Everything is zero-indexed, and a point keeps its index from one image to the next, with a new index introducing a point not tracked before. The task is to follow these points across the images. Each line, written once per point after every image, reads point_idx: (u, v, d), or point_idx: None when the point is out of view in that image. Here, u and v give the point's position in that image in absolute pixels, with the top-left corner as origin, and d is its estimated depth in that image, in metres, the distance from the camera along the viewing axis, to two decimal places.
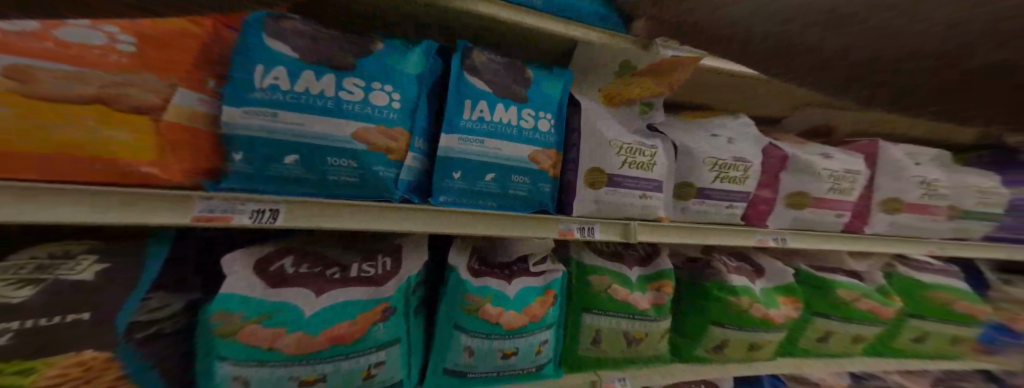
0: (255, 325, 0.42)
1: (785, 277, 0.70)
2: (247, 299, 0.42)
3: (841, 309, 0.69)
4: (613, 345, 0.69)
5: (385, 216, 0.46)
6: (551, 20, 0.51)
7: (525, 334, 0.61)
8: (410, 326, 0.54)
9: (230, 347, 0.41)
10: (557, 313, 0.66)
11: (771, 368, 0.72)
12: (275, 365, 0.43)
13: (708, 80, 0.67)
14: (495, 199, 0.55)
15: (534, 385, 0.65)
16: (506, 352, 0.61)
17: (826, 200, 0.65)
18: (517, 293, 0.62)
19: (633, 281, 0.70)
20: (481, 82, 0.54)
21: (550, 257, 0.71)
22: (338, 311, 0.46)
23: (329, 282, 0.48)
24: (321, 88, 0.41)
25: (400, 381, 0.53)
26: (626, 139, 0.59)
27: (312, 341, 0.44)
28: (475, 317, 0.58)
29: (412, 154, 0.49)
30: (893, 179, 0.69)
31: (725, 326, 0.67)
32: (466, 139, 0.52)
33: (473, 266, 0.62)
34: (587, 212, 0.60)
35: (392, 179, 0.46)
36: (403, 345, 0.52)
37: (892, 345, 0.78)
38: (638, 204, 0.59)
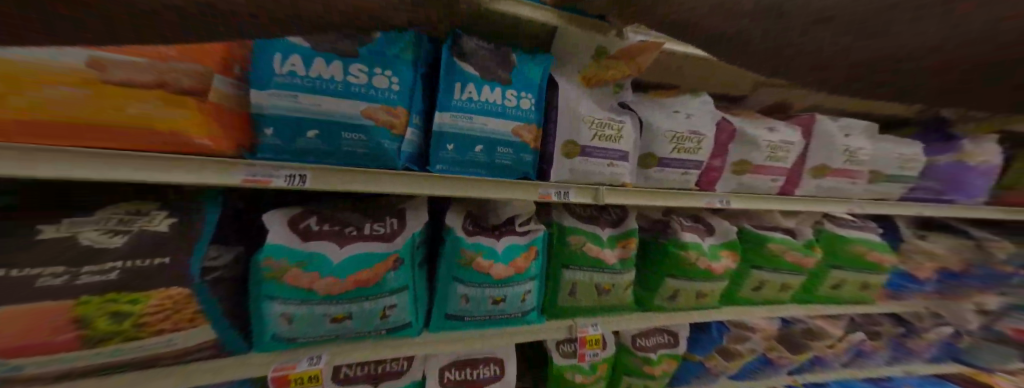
0: (295, 270, 0.53)
1: (728, 235, 0.82)
2: (286, 249, 0.53)
3: (772, 261, 0.83)
4: (586, 295, 0.82)
5: (394, 182, 0.57)
6: (539, 10, 0.58)
7: (511, 284, 0.73)
8: (417, 276, 0.65)
9: (279, 289, 0.52)
10: (538, 267, 0.77)
11: (716, 314, 0.85)
12: (312, 303, 0.55)
13: (668, 63, 0.76)
14: (484, 168, 0.65)
15: (519, 328, 0.78)
16: (496, 299, 0.73)
17: (761, 167, 0.75)
18: (504, 249, 0.73)
19: (604, 240, 0.81)
20: (470, 67, 0.61)
21: (533, 220, 0.81)
22: (359, 260, 0.56)
23: (349, 236, 0.58)
24: (330, 73, 0.49)
25: (410, 323, 0.66)
26: (596, 115, 0.67)
27: (340, 284, 0.55)
28: (470, 269, 0.70)
29: (411, 129, 0.57)
30: (822, 148, 0.79)
31: (677, 277, 0.80)
32: (459, 117, 0.61)
33: (468, 227, 0.73)
34: (564, 178, 0.70)
35: (397, 151, 0.56)
36: (411, 292, 0.64)
37: (816, 292, 0.92)
38: (606, 171, 0.69)
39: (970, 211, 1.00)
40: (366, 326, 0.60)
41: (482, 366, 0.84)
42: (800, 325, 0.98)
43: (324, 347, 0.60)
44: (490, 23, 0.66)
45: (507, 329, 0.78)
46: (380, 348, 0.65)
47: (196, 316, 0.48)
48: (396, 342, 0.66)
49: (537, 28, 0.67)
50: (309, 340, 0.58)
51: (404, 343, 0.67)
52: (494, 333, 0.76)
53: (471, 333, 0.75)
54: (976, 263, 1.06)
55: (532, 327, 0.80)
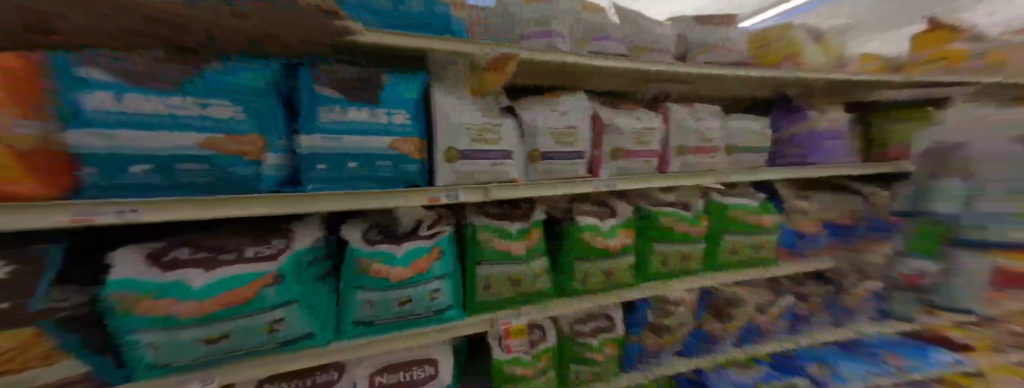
0: (150, 299, 0.54)
1: (625, 215, 0.94)
2: (143, 281, 0.54)
3: (665, 234, 0.97)
4: (500, 288, 0.83)
5: (248, 206, 0.56)
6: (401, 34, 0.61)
7: (412, 284, 0.74)
8: (305, 290, 0.67)
9: (132, 320, 0.54)
10: (445, 266, 0.79)
11: (628, 293, 0.93)
12: (177, 328, 0.56)
13: (533, 70, 0.83)
14: (365, 180, 0.65)
15: (436, 327, 0.79)
16: (401, 300, 0.74)
17: (631, 152, 0.86)
18: (406, 251, 0.74)
19: (513, 234, 0.82)
20: (329, 89, 0.62)
21: (436, 223, 0.82)
22: (229, 282, 0.59)
23: (214, 261, 0.59)
24: (158, 108, 0.49)
25: (307, 334, 0.69)
26: (475, 121, 0.70)
27: (207, 306, 0.57)
28: (369, 275, 0.71)
29: (271, 149, 0.59)
30: (677, 132, 0.93)
31: (581, 260, 0.88)
32: (324, 133, 0.61)
33: (367, 237, 0.74)
34: (449, 183, 0.70)
35: (255, 174, 0.58)
36: (301, 304, 0.66)
37: (720, 258, 1.07)
38: (490, 170, 0.72)
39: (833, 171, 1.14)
40: (251, 343, 0.63)
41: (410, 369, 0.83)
42: (720, 295, 1.19)
43: (209, 369, 0.62)
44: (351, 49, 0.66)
45: (423, 331, 0.78)
46: (272, 366, 0.66)
47: (51, 353, 0.52)
48: (293, 356, 0.68)
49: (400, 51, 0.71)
50: (184, 364, 0.60)
51: (304, 357, 0.69)
52: (405, 337, 0.76)
53: (377, 338, 0.75)
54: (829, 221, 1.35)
55: (455, 327, 0.80)
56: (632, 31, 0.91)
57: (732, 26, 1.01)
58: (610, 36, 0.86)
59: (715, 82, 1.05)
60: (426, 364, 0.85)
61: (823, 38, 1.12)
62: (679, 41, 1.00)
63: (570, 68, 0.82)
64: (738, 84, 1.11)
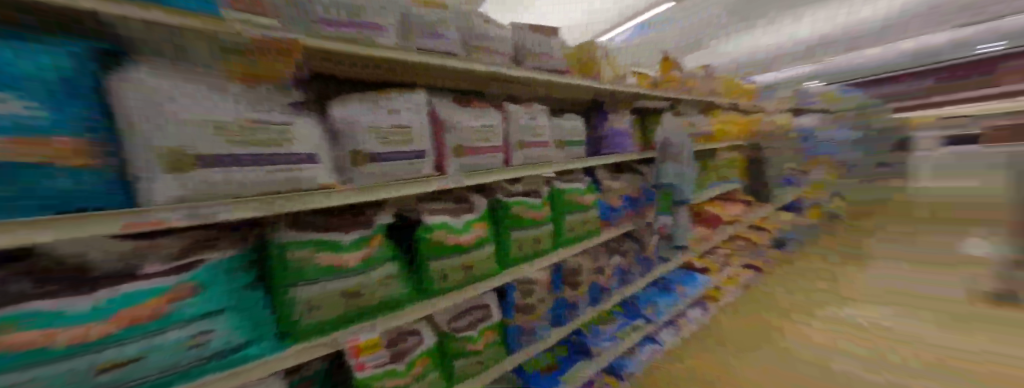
0: (313, 254, 0.69)
1: (575, 184, 1.42)
2: (303, 242, 0.68)
3: (609, 193, 1.60)
4: (528, 246, 1.20)
5: (347, 198, 0.71)
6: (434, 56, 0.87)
7: (474, 249, 1.00)
8: (398, 253, 0.89)
9: (297, 275, 0.67)
10: (489, 233, 1.08)
11: (571, 246, 1.38)
12: (329, 282, 0.71)
13: (460, 79, 1.12)
14: (403, 172, 0.83)
15: (490, 281, 1.07)
16: (467, 264, 0.99)
17: (571, 137, 1.44)
18: (466, 221, 1.00)
19: (533, 204, 1.22)
20: (367, 105, 0.78)
21: (474, 202, 1.09)
22: (359, 242, 0.77)
23: (337, 227, 0.76)
24: (228, 124, 0.54)
25: (404, 290, 0.87)
26: (473, 125, 1.02)
27: (350, 261, 0.74)
28: (445, 244, 0.93)
29: (324, 149, 0.70)
30: (579, 122, 1.51)
31: (568, 213, 1.37)
32: (366, 138, 0.76)
33: (429, 210, 0.95)
34: (456, 170, 0.98)
35: (311, 174, 0.65)
36: (398, 265, 0.86)
37: (605, 216, 1.58)
38: (489, 161, 1.07)
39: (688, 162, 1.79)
40: (369, 301, 0.79)
41: (473, 312, 1.08)
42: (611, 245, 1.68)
43: (339, 327, 0.74)
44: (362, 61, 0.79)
45: (480, 281, 1.04)
46: (368, 326, 0.78)
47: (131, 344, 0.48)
48: (388, 314, 0.83)
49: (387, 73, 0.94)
50: (326, 319, 0.71)
51: (392, 316, 0.84)
52: (468, 288, 1.01)
53: (449, 292, 0.96)
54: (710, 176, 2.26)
55: (495, 277, 1.09)
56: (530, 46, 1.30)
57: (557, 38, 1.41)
58: (498, 50, 1.18)
59: (572, 89, 1.51)
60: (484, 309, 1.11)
61: (614, 57, 1.70)
62: (517, 47, 1.28)
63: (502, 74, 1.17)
64: (568, 90, 1.53)
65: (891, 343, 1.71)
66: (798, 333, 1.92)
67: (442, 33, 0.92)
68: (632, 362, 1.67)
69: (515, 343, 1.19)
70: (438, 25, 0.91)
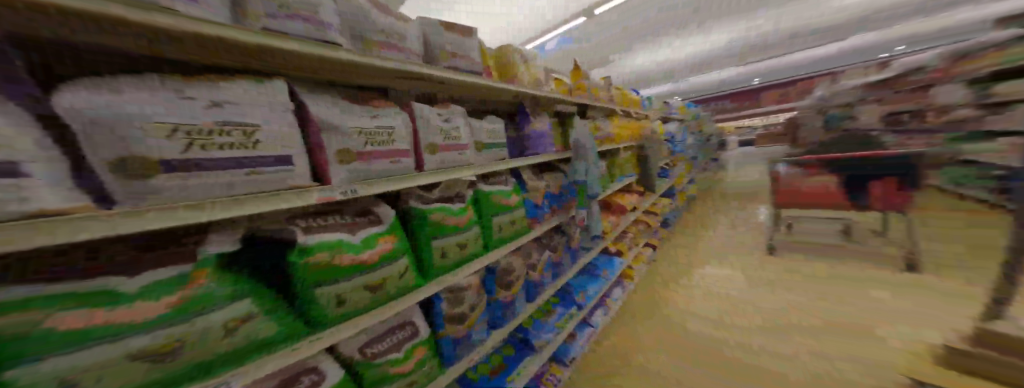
0: (66, 311, 0.46)
1: (501, 187, 1.40)
2: (46, 295, 0.45)
3: (535, 192, 1.62)
4: (454, 252, 1.11)
5: (138, 220, 0.49)
6: (313, 45, 0.72)
7: (383, 266, 0.87)
8: (255, 285, 0.68)
9: (32, 348, 0.43)
10: (402, 244, 0.95)
11: (505, 248, 1.35)
12: (109, 344, 0.48)
13: (359, 72, 0.96)
14: (247, 186, 0.63)
15: (405, 301, 0.92)
16: (374, 283, 0.84)
17: (488, 139, 1.40)
18: (363, 238, 0.84)
19: (456, 209, 1.14)
20: (167, 94, 0.54)
21: (382, 213, 0.95)
22: (166, 283, 0.55)
23: (116, 267, 0.52)
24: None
25: (273, 330, 0.68)
26: (364, 126, 0.88)
27: (152, 306, 0.53)
28: (332, 265, 0.76)
29: (45, 153, 0.43)
30: (497, 124, 1.49)
31: (496, 215, 1.33)
32: (153, 137, 0.52)
33: (312, 228, 0.77)
34: (343, 180, 0.82)
35: (16, 197, 0.40)
36: (253, 300, 0.66)
37: (529, 216, 1.58)
38: (391, 166, 0.94)
39: (595, 163, 1.94)
40: (203, 356, 0.57)
41: (393, 333, 0.93)
42: (546, 243, 1.71)
43: None
44: (186, 40, 0.58)
45: (390, 303, 0.89)
46: None
47: None
48: (238, 370, 0.62)
49: (245, 64, 0.75)
50: None
51: (246, 371, 0.63)
52: (371, 316, 0.83)
53: (339, 324, 0.78)
54: (616, 174, 2.54)
55: (415, 294, 0.96)
56: (442, 44, 1.23)
57: (474, 36, 1.36)
58: (398, 43, 1.04)
59: (490, 90, 1.49)
60: (410, 326, 0.97)
61: (529, 63, 1.75)
62: (426, 43, 1.21)
63: (414, 72, 1.07)
64: (490, 92, 1.51)
65: (738, 306, 2.11)
66: (682, 307, 2.24)
67: (314, 17, 0.75)
68: (574, 346, 1.77)
69: (452, 355, 1.10)
70: (308, 7, 0.74)
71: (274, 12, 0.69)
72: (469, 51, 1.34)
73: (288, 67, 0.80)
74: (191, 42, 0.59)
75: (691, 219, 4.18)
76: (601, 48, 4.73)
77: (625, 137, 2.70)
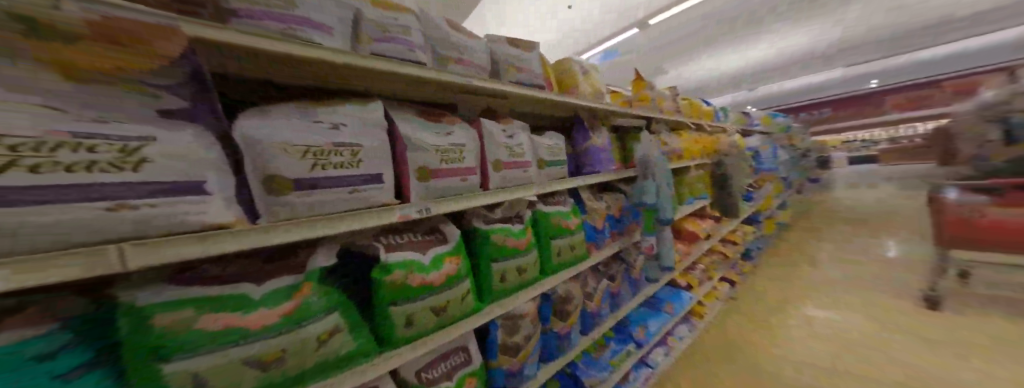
0: (211, 313, 0.53)
1: (562, 208, 1.30)
2: (201, 297, 0.53)
3: (597, 213, 1.49)
4: (511, 276, 1.04)
5: (268, 235, 0.57)
6: (404, 66, 0.79)
7: (446, 289, 0.84)
8: (341, 300, 0.71)
9: (181, 344, 0.49)
10: (465, 268, 0.92)
11: (564, 274, 1.24)
12: (231, 349, 0.52)
13: (426, 89, 1.01)
14: (346, 202, 0.68)
15: (466, 323, 0.89)
16: (441, 306, 0.82)
17: (551, 155, 1.31)
18: (431, 259, 0.83)
19: (516, 231, 1.08)
20: (295, 123, 0.62)
21: (447, 236, 0.93)
22: (280, 293, 0.60)
23: (247, 276, 0.60)
24: (16, 140, 0.34)
25: (353, 347, 0.68)
26: (440, 144, 0.89)
27: (268, 314, 0.57)
28: (406, 284, 0.76)
29: (218, 173, 0.52)
30: (559, 139, 1.40)
31: (556, 238, 1.23)
32: (287, 158, 0.60)
33: (389, 247, 0.78)
34: (421, 197, 0.84)
35: (196, 209, 0.48)
36: (339, 313, 0.68)
37: (594, 239, 1.45)
38: (461, 185, 0.93)
39: (665, 180, 1.68)
40: (294, 368, 0.59)
41: (450, 357, 0.90)
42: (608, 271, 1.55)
43: None
44: (307, 62, 0.69)
45: (454, 325, 0.87)
46: None
47: None
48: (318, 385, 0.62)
49: (338, 81, 0.85)
50: None
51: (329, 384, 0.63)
52: (433, 338, 0.81)
53: (404, 346, 0.76)
54: (687, 194, 2.28)
55: (472, 317, 0.92)
56: (507, 57, 1.23)
57: (535, 50, 1.34)
58: (468, 60, 1.06)
59: (552, 103, 1.44)
60: (464, 352, 0.93)
61: (589, 74, 1.66)
62: (492, 57, 1.22)
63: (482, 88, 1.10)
64: (552, 105, 1.46)
65: (863, 357, 1.72)
66: (779, 350, 1.84)
67: (408, 40, 0.83)
68: None
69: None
70: (399, 29, 0.82)
71: (380, 37, 0.78)
72: (530, 63, 1.30)
73: (366, 84, 0.90)
74: (309, 62, 0.69)
75: (779, 249, 3.52)
76: (663, 57, 4.44)
77: (698, 153, 2.43)
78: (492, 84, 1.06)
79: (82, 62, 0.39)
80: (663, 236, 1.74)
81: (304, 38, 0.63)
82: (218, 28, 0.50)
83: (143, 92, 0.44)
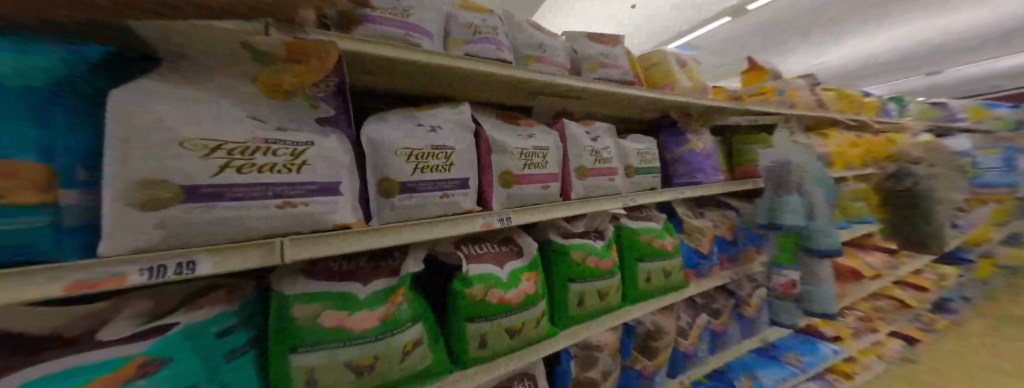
0: (328, 309, 0.52)
1: (651, 224, 1.09)
2: (322, 292, 0.54)
3: (698, 233, 1.23)
4: (589, 300, 0.91)
5: (384, 236, 0.56)
6: (491, 65, 0.76)
7: (519, 309, 0.75)
8: (423, 310, 0.67)
9: (300, 338, 0.50)
10: (542, 286, 0.83)
11: (655, 302, 1.05)
12: (334, 350, 0.51)
13: (501, 90, 0.96)
14: (441, 206, 0.66)
15: (536, 348, 0.81)
16: (515, 327, 0.75)
17: (642, 160, 1.12)
18: (509, 273, 0.77)
19: (599, 249, 0.94)
20: (400, 126, 0.63)
21: (521, 249, 0.85)
22: (381, 295, 0.59)
23: (361, 276, 0.59)
24: (235, 144, 0.39)
25: (430, 362, 0.65)
26: (522, 147, 0.81)
27: (369, 317, 0.55)
28: (482, 301, 0.70)
29: (350, 174, 0.51)
30: (652, 142, 1.19)
31: (643, 260, 1.03)
32: (394, 162, 0.60)
33: (471, 257, 0.75)
34: (503, 207, 0.78)
35: (333, 210, 0.47)
36: (422, 322, 0.65)
37: (695, 264, 1.20)
38: (541, 193, 0.85)
39: (819, 191, 1.26)
40: (381, 377, 0.56)
41: (514, 383, 0.82)
42: (715, 303, 1.27)
43: None
44: (406, 68, 0.70)
45: (520, 352, 0.78)
46: None
47: (145, 366, 0.39)
48: None
49: (421, 88, 0.85)
50: None
51: None
52: (508, 360, 0.75)
53: (480, 366, 0.72)
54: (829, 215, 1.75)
55: (540, 345, 0.82)
56: (591, 53, 1.10)
57: (620, 44, 1.17)
58: (550, 58, 0.97)
59: (643, 101, 1.24)
60: (525, 378, 0.85)
61: (687, 67, 1.41)
62: (573, 56, 1.11)
63: (565, 89, 1.01)
64: (641, 103, 1.26)
65: None
66: None
67: (497, 38, 0.81)
68: None
69: None
70: (487, 29, 0.81)
71: (472, 41, 0.78)
72: (617, 58, 1.14)
73: (448, 90, 0.89)
74: (405, 68, 0.70)
75: (1005, 305, 2.42)
76: None
77: (843, 160, 1.85)
78: (579, 82, 0.96)
79: (280, 80, 0.45)
80: (812, 272, 1.29)
81: (416, 45, 0.65)
82: (352, 40, 0.54)
83: (308, 103, 0.48)
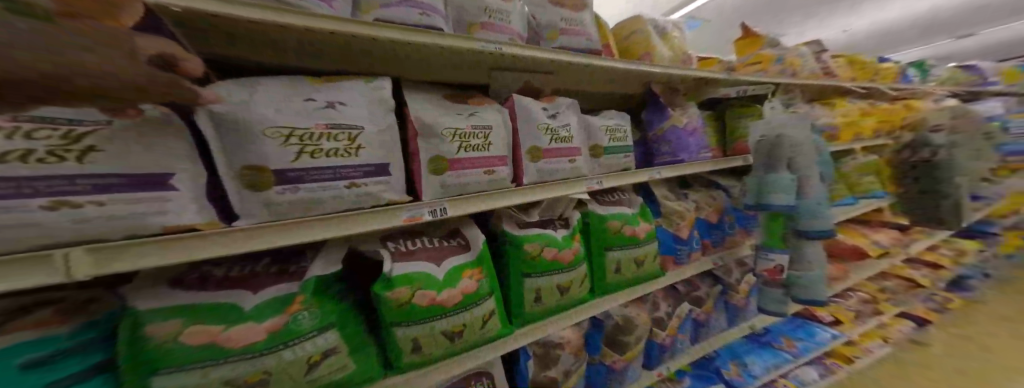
0: (196, 325, 0.46)
1: (621, 209, 0.98)
2: (188, 306, 0.47)
3: (677, 217, 1.12)
4: (549, 296, 0.82)
5: (259, 238, 0.47)
6: (413, 32, 0.64)
7: (461, 310, 0.68)
8: (343, 317, 0.59)
9: (163, 357, 0.44)
10: (491, 282, 0.75)
11: (626, 294, 0.96)
12: (205, 367, 0.45)
13: (442, 63, 0.84)
14: (349, 198, 0.57)
15: (490, 348, 0.73)
16: (456, 329, 0.67)
17: (612, 140, 1.01)
18: (446, 273, 0.68)
19: (558, 240, 0.84)
20: (284, 104, 0.53)
21: (464, 243, 0.77)
22: (274, 304, 0.51)
23: (245, 283, 0.53)
24: None
25: (355, 369, 0.58)
26: (457, 127, 0.71)
27: (255, 329, 0.48)
28: (412, 304, 0.62)
29: (188, 163, 0.44)
30: (624, 119, 1.07)
31: (614, 249, 0.94)
32: (264, 144, 0.50)
33: (400, 254, 0.67)
34: (435, 197, 0.69)
35: (158, 208, 0.40)
36: (340, 330, 0.57)
37: (675, 250, 1.09)
38: (483, 178, 0.74)
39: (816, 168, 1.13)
40: None
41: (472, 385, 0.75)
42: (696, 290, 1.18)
43: None
44: (301, 33, 0.58)
45: (463, 356, 0.69)
46: None
47: None
48: None
49: (341, 62, 0.73)
50: None
51: None
52: (453, 365, 0.68)
53: (414, 375, 0.64)
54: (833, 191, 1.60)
55: (496, 342, 0.75)
56: (551, 20, 0.97)
57: (586, 9, 1.03)
58: (499, 26, 0.85)
59: (617, 73, 1.11)
60: (482, 377, 0.77)
61: (667, 35, 1.26)
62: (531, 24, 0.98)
63: (518, 59, 0.88)
64: (615, 76, 1.13)
65: None
66: None
67: (421, 1, 0.69)
68: None
69: None
70: None
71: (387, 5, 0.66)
72: (583, 25, 1.01)
73: (377, 65, 0.77)
74: (301, 34, 0.58)
75: None
76: None
77: (852, 132, 1.69)
78: (533, 51, 0.83)
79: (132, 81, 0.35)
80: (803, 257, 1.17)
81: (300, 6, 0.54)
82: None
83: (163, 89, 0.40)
